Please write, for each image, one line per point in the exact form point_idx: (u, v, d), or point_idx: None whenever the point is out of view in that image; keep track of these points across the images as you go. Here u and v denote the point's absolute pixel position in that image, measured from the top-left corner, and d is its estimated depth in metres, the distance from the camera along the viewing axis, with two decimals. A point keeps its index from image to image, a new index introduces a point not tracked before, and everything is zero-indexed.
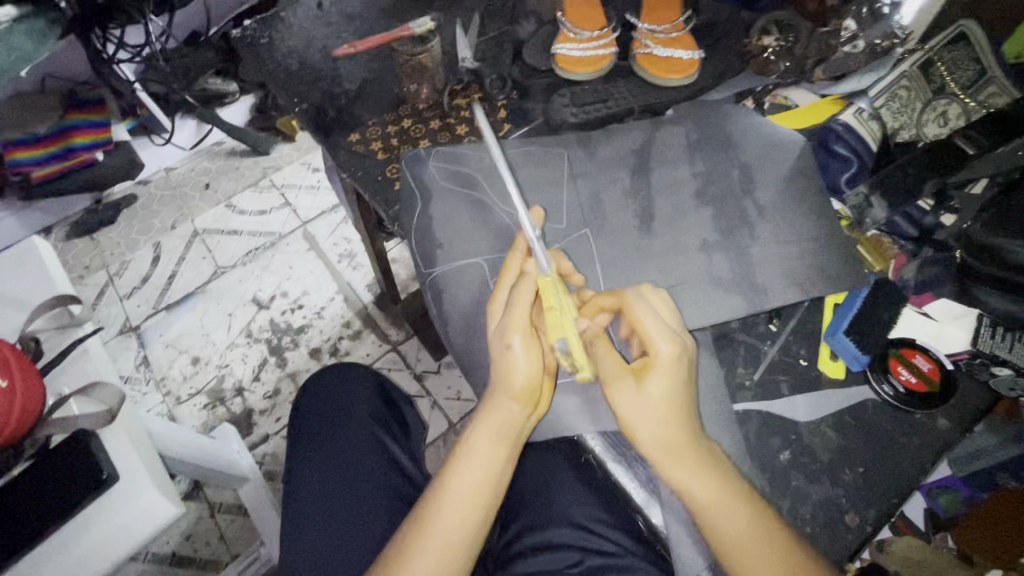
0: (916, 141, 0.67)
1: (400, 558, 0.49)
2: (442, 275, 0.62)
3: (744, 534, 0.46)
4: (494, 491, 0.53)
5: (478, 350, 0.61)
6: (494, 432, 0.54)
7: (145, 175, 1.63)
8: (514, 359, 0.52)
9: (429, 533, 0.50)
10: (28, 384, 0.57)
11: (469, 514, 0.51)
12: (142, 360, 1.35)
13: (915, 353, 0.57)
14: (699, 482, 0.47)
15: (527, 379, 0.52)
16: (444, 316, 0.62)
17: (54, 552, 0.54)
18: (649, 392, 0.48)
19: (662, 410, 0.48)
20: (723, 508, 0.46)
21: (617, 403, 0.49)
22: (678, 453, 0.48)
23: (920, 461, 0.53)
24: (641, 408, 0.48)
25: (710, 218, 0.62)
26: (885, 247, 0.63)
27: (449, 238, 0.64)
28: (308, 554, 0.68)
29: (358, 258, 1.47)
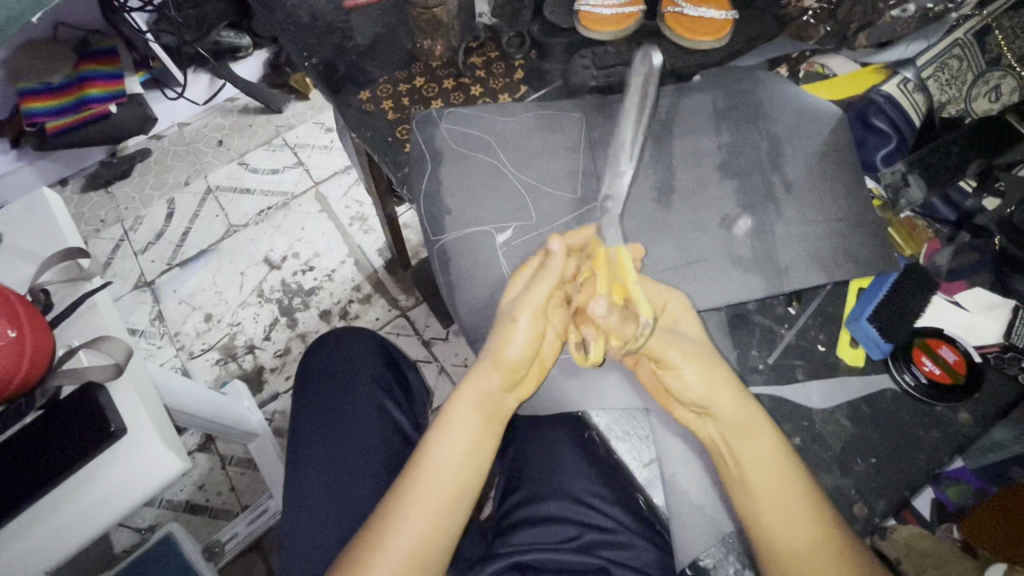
0: (963, 118, 0.63)
1: (384, 526, 0.49)
2: (450, 243, 0.60)
3: (799, 525, 0.45)
4: (476, 461, 0.53)
5: (485, 322, 0.58)
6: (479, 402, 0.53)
7: (159, 129, 1.62)
8: (516, 333, 0.51)
9: (412, 503, 0.50)
10: (37, 335, 0.57)
11: (451, 483, 0.51)
12: (157, 315, 1.37)
13: (941, 343, 0.54)
14: (765, 454, 0.46)
15: (525, 349, 0.51)
16: (453, 284, 0.59)
17: (65, 500, 0.56)
18: (698, 357, 0.49)
19: (715, 375, 0.48)
20: (784, 484, 0.46)
21: (684, 366, 0.48)
22: (748, 431, 0.47)
23: (938, 455, 0.51)
24: (698, 368, 0.48)
25: (734, 192, 0.59)
26: (919, 230, 0.60)
27: (460, 205, 0.61)
28: (307, 512, 0.70)
29: (370, 222, 1.46)
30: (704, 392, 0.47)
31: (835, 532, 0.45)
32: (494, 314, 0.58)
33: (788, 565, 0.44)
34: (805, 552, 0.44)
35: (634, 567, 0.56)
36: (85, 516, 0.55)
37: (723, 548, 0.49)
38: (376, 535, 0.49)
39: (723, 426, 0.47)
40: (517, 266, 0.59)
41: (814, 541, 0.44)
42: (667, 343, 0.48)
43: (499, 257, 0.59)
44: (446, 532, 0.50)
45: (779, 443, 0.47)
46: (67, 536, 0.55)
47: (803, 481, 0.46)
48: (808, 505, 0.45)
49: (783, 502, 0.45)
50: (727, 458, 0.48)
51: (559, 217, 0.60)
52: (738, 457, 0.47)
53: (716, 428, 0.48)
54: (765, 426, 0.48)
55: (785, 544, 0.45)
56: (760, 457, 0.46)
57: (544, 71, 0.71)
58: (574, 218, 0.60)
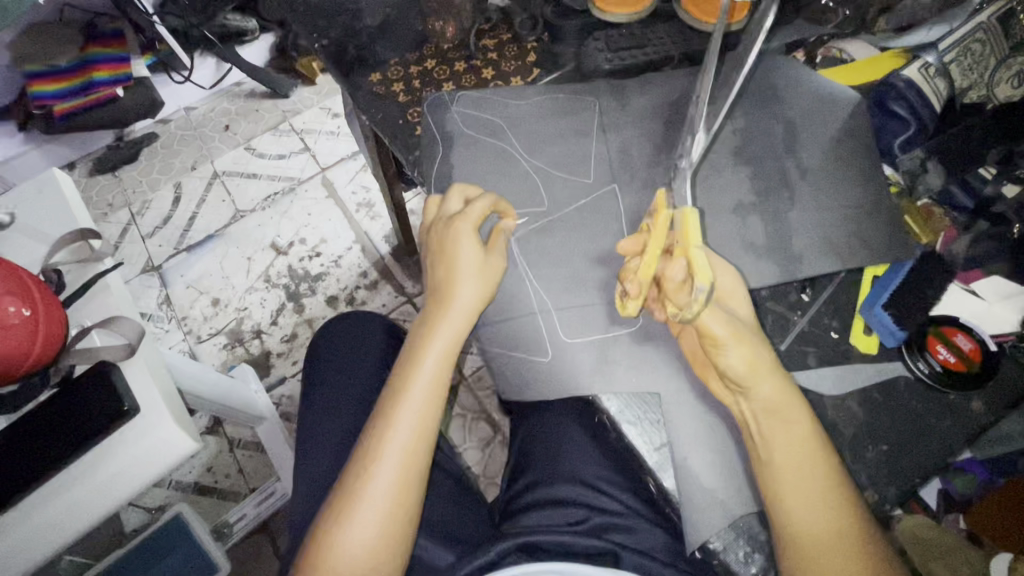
0: (985, 103, 0.62)
1: (356, 483, 0.53)
2: None
3: (819, 510, 0.45)
4: (437, 402, 0.56)
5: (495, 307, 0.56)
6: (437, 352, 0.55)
7: (164, 113, 1.61)
8: (464, 280, 0.53)
9: (379, 458, 0.53)
10: (50, 314, 0.58)
11: (418, 430, 0.54)
12: (165, 299, 1.38)
13: (957, 331, 0.54)
14: (795, 438, 0.46)
15: (475, 291, 0.54)
16: None
17: (81, 475, 0.57)
18: (746, 340, 0.47)
19: (761, 355, 0.47)
20: (811, 468, 0.46)
21: (730, 346, 0.46)
22: (780, 412, 0.47)
23: (950, 443, 0.51)
24: (743, 354, 0.46)
25: (748, 178, 0.58)
26: (936, 219, 0.59)
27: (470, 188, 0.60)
28: (316, 490, 0.70)
29: (376, 208, 1.46)
30: (746, 374, 0.46)
31: (851, 512, 0.46)
32: (498, 298, 0.56)
33: (807, 546, 0.45)
34: (821, 534, 0.45)
35: (643, 551, 0.56)
36: (99, 493, 0.56)
37: (731, 532, 0.49)
38: (356, 484, 0.52)
39: (757, 407, 0.47)
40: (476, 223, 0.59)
41: (831, 525, 0.45)
42: (719, 317, 0.46)
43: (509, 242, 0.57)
44: (418, 474, 0.54)
45: (811, 429, 0.47)
46: (81, 511, 0.56)
47: (830, 466, 0.47)
48: (830, 489, 0.46)
49: (810, 484, 0.46)
50: (756, 437, 0.47)
51: (570, 200, 0.59)
52: (766, 438, 0.47)
53: (747, 406, 0.47)
54: (801, 412, 0.47)
55: (804, 526, 0.45)
56: (789, 438, 0.46)
57: (556, 54, 0.70)
58: (584, 203, 0.59)
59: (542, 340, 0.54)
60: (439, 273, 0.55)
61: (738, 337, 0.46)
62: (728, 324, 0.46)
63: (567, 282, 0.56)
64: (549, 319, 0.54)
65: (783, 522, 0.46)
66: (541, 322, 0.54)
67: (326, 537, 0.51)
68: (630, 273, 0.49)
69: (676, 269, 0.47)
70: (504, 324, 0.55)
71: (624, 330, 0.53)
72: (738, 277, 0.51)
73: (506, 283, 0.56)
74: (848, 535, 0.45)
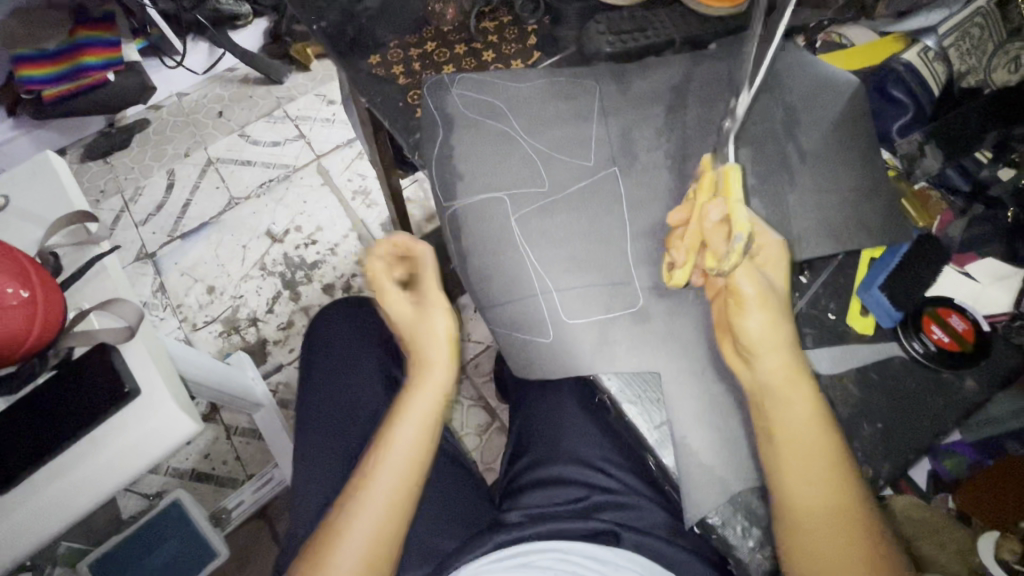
0: (982, 88, 0.63)
1: (345, 513, 0.54)
2: (463, 211, 0.59)
3: (814, 484, 0.47)
4: (424, 446, 0.58)
5: (495, 287, 0.56)
6: (425, 397, 0.59)
7: (157, 99, 1.60)
8: (434, 329, 0.60)
9: (367, 492, 0.55)
10: (49, 297, 0.57)
11: (406, 467, 0.57)
12: (159, 286, 1.37)
13: (951, 312, 0.55)
14: (798, 414, 0.49)
15: (445, 332, 0.60)
16: (463, 252, 0.58)
17: (82, 457, 0.56)
18: (768, 306, 0.50)
19: (779, 328, 0.50)
20: (811, 444, 0.48)
21: (751, 308, 0.49)
22: (785, 389, 0.49)
23: (944, 422, 0.52)
24: (763, 317, 0.49)
25: (748, 161, 0.58)
26: (932, 202, 0.59)
27: (471, 171, 0.60)
28: (317, 471, 0.71)
29: (373, 196, 1.45)
30: (758, 337, 0.49)
31: (849, 487, 0.47)
32: (499, 281, 0.56)
33: (802, 515, 0.47)
34: (816, 504, 0.47)
35: (641, 528, 0.58)
36: (100, 475, 0.56)
37: (729, 508, 0.50)
38: (346, 514, 0.54)
39: (761, 380, 0.49)
40: (470, 204, 0.58)
41: (825, 498, 0.47)
42: (747, 277, 0.50)
43: (510, 224, 0.57)
44: (400, 511, 0.56)
45: (815, 408, 0.49)
46: (84, 491, 0.56)
47: (832, 444, 0.48)
48: (829, 469, 0.48)
49: (815, 462, 0.48)
50: (759, 412, 0.50)
51: (570, 183, 0.59)
52: (768, 414, 0.49)
53: (752, 378, 0.50)
54: (807, 391, 0.49)
55: (799, 496, 0.47)
56: (790, 413, 0.48)
57: (557, 37, 0.70)
58: (586, 185, 0.59)
59: (544, 322, 0.54)
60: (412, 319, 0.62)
61: (761, 298, 0.50)
62: (756, 286, 0.50)
63: (568, 263, 0.56)
64: (551, 301, 0.54)
65: (780, 491, 0.48)
66: (542, 303, 0.54)
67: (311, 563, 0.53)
68: (676, 240, 0.52)
69: (712, 210, 0.50)
70: (505, 306, 0.55)
71: (624, 311, 0.54)
72: (786, 246, 0.52)
73: (507, 265, 0.56)
74: (843, 512, 0.47)
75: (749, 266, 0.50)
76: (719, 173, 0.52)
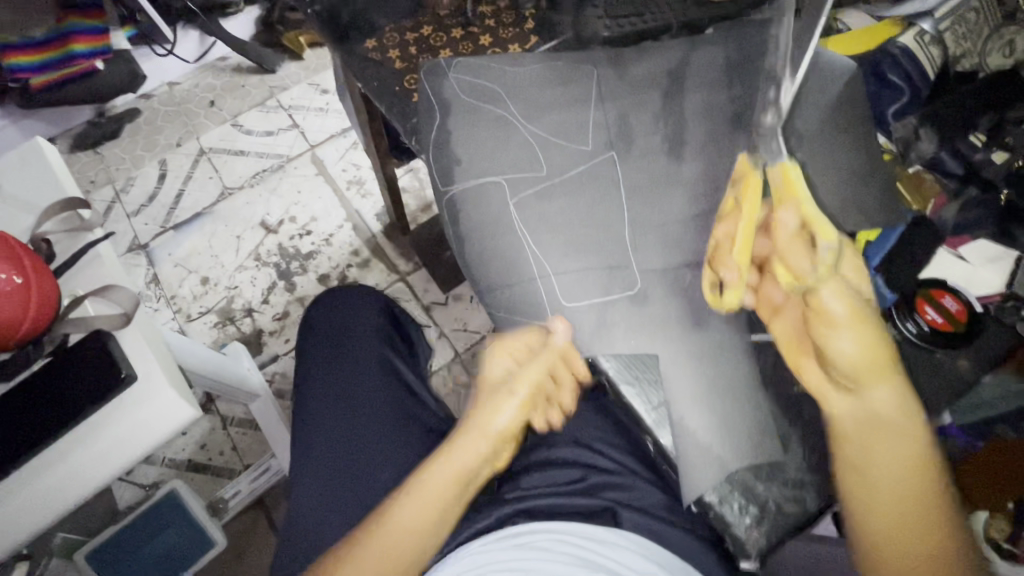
0: (976, 72, 0.63)
1: None
2: (460, 194, 0.59)
3: (907, 523, 0.45)
4: (425, 530, 0.54)
5: (495, 271, 0.57)
6: (445, 477, 0.55)
7: (148, 88, 1.58)
8: (501, 407, 0.58)
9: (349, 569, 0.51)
10: (43, 283, 0.57)
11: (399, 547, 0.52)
12: (153, 277, 1.36)
13: (945, 293, 0.56)
14: (895, 453, 0.46)
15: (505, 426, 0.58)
16: (462, 237, 0.59)
17: (80, 445, 0.56)
18: (864, 322, 0.48)
19: (879, 344, 0.47)
20: (909, 482, 0.46)
21: (842, 326, 0.48)
22: (879, 428, 0.47)
23: (936, 401, 0.53)
24: (855, 335, 0.47)
25: (743, 145, 0.59)
26: (926, 185, 0.60)
27: (470, 156, 0.60)
28: (314, 457, 0.72)
29: (367, 186, 1.44)
30: (858, 357, 0.47)
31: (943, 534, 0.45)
32: (497, 265, 0.57)
33: (888, 551, 0.46)
34: (907, 544, 0.45)
35: (640, 507, 0.59)
36: (98, 462, 0.56)
37: (727, 486, 0.50)
38: None
39: (856, 410, 0.48)
40: (468, 188, 0.59)
41: (919, 540, 0.45)
42: (836, 294, 0.48)
43: (509, 209, 0.58)
44: None
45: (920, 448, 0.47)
46: (82, 478, 0.56)
47: (931, 488, 0.46)
48: (925, 513, 0.45)
49: (913, 517, 0.45)
50: (855, 447, 0.48)
51: (569, 167, 0.59)
52: (864, 449, 0.47)
53: (848, 408, 0.49)
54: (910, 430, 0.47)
55: (886, 533, 0.46)
56: (886, 450, 0.47)
57: (554, 22, 0.69)
58: (583, 170, 0.59)
59: (542, 306, 0.55)
60: (487, 384, 0.59)
61: (854, 311, 0.48)
62: (845, 300, 0.48)
63: (567, 247, 0.56)
64: (548, 284, 0.55)
65: (867, 525, 0.47)
66: (541, 287, 0.55)
67: None
68: (726, 262, 0.52)
69: (785, 216, 0.51)
70: (505, 290, 0.56)
71: (622, 294, 0.54)
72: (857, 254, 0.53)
73: (507, 249, 0.57)
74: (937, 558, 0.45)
75: (838, 279, 0.49)
76: (778, 176, 0.52)
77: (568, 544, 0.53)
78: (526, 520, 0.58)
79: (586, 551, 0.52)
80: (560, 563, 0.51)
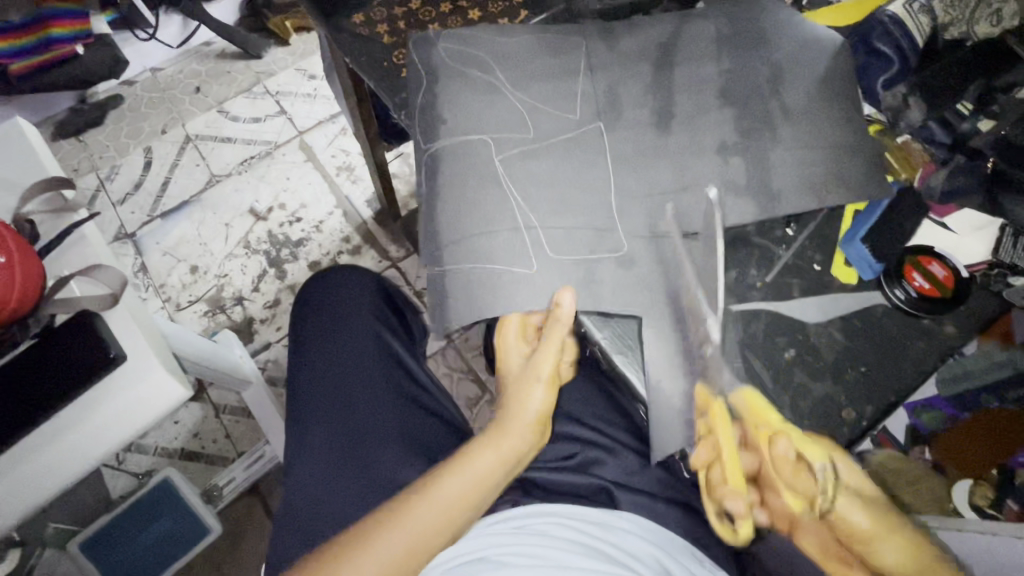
0: (964, 40, 0.61)
1: (343, 554, 0.46)
2: (442, 150, 0.58)
3: None
4: (462, 513, 0.52)
5: (468, 219, 0.55)
6: (489, 459, 0.56)
7: (130, 74, 1.55)
8: (529, 395, 0.60)
9: (382, 535, 0.47)
10: (27, 262, 0.56)
11: (442, 518, 0.50)
12: (141, 266, 1.34)
13: (932, 259, 0.58)
14: None
15: (537, 412, 0.60)
16: (436, 194, 0.58)
17: (69, 426, 0.56)
18: (890, 527, 0.47)
19: (912, 547, 0.46)
20: None
21: (873, 538, 0.46)
22: None
23: (923, 366, 0.55)
24: (887, 542, 0.46)
25: (733, 118, 0.59)
26: (915, 156, 0.62)
27: (456, 117, 0.59)
28: (312, 434, 0.72)
29: (357, 172, 1.43)
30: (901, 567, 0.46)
31: None
32: (474, 215, 0.56)
33: None
34: None
35: (637, 489, 0.63)
36: (90, 442, 0.56)
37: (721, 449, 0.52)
38: (335, 561, 0.46)
39: None
40: (450, 144, 0.58)
41: None
42: (854, 508, 0.47)
43: (495, 165, 0.57)
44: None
45: None
46: (75, 458, 0.55)
47: None
48: None
49: None
50: None
51: (557, 134, 0.59)
52: None
53: None
54: None
55: None
56: None
57: None
58: (569, 137, 0.58)
59: (525, 254, 0.54)
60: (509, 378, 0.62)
61: (872, 520, 0.47)
62: (864, 508, 0.47)
63: (556, 204, 0.56)
64: (533, 234, 0.55)
65: None
66: (526, 237, 0.55)
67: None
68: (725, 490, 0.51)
69: (782, 448, 0.49)
70: (482, 238, 0.55)
71: (609, 255, 0.54)
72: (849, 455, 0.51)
73: (490, 202, 0.56)
74: None
75: (849, 493, 0.48)
76: (745, 404, 0.50)
77: (567, 528, 0.56)
78: (530, 508, 0.59)
79: (578, 532, 0.55)
80: (559, 550, 0.52)
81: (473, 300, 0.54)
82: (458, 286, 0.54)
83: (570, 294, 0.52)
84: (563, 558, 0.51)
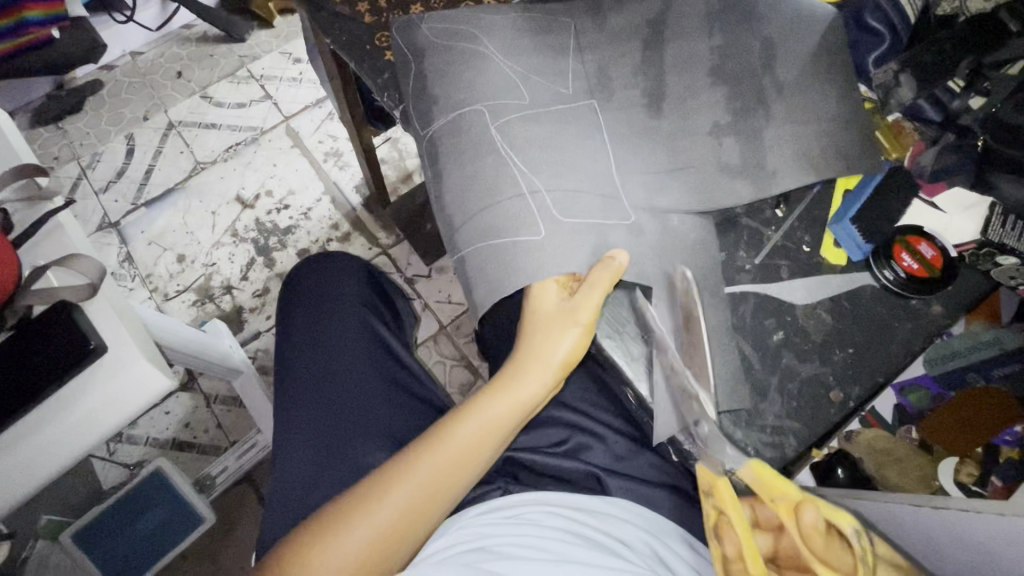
0: (956, 16, 0.60)
1: (331, 526, 0.48)
2: (440, 131, 0.57)
3: None
4: (461, 474, 0.50)
5: (472, 194, 0.54)
6: (496, 411, 0.52)
7: (108, 59, 1.51)
8: (558, 338, 0.52)
9: (372, 504, 0.48)
10: None
11: (437, 479, 0.50)
12: (126, 256, 1.32)
13: (921, 240, 0.58)
14: None
15: (565, 357, 0.52)
16: (439, 176, 0.56)
17: (48, 420, 0.54)
18: None
19: None
20: None
21: None
22: None
23: (910, 346, 0.55)
24: None
25: (724, 98, 0.58)
26: (905, 135, 0.61)
27: (447, 93, 0.57)
28: (308, 413, 0.71)
29: (346, 157, 1.40)
30: None
31: None
32: (476, 188, 0.54)
33: None
34: None
35: (631, 476, 0.63)
36: (70, 437, 0.54)
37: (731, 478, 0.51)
38: (328, 533, 0.47)
39: None
40: (446, 122, 0.56)
41: None
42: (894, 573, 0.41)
43: (492, 131, 0.55)
44: (401, 540, 0.48)
45: None
46: (53, 454, 0.54)
47: None
48: None
49: None
50: None
51: (550, 105, 0.57)
52: None
53: None
54: None
55: None
56: None
57: None
58: (563, 109, 0.57)
59: (534, 220, 0.52)
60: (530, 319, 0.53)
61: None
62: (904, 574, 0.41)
63: (557, 167, 0.54)
64: (540, 197, 0.53)
65: None
66: (533, 202, 0.53)
67: (303, 548, 0.47)
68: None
69: (809, 517, 0.42)
70: (488, 211, 0.53)
71: (619, 222, 0.53)
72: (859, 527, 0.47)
73: (489, 163, 0.54)
74: None
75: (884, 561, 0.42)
76: (753, 474, 0.46)
77: (558, 517, 0.55)
78: (523, 498, 0.59)
79: (570, 523, 0.55)
80: (557, 541, 0.52)
81: (487, 281, 0.52)
82: (472, 277, 0.53)
83: (625, 255, 0.49)
84: (560, 549, 0.51)
